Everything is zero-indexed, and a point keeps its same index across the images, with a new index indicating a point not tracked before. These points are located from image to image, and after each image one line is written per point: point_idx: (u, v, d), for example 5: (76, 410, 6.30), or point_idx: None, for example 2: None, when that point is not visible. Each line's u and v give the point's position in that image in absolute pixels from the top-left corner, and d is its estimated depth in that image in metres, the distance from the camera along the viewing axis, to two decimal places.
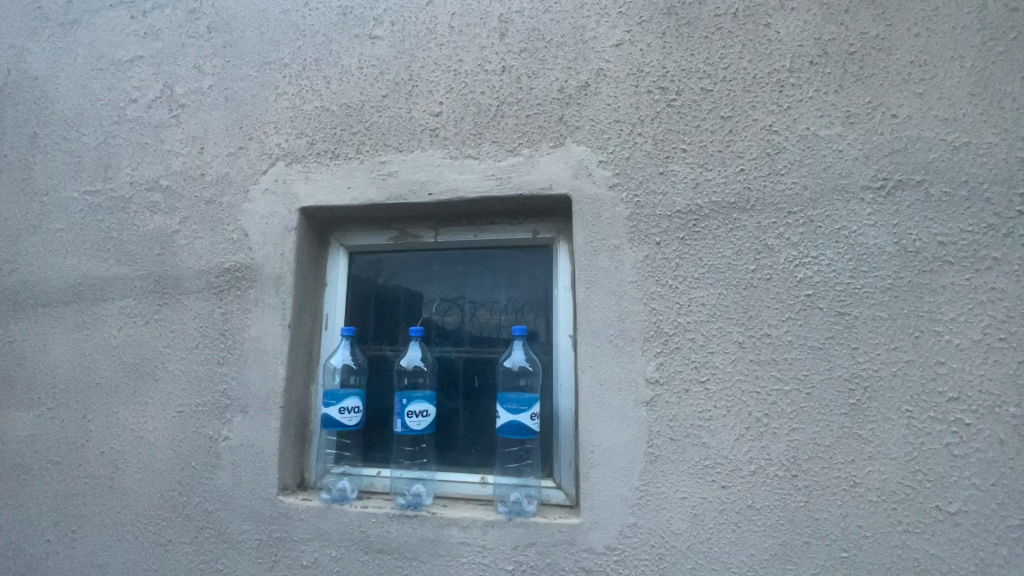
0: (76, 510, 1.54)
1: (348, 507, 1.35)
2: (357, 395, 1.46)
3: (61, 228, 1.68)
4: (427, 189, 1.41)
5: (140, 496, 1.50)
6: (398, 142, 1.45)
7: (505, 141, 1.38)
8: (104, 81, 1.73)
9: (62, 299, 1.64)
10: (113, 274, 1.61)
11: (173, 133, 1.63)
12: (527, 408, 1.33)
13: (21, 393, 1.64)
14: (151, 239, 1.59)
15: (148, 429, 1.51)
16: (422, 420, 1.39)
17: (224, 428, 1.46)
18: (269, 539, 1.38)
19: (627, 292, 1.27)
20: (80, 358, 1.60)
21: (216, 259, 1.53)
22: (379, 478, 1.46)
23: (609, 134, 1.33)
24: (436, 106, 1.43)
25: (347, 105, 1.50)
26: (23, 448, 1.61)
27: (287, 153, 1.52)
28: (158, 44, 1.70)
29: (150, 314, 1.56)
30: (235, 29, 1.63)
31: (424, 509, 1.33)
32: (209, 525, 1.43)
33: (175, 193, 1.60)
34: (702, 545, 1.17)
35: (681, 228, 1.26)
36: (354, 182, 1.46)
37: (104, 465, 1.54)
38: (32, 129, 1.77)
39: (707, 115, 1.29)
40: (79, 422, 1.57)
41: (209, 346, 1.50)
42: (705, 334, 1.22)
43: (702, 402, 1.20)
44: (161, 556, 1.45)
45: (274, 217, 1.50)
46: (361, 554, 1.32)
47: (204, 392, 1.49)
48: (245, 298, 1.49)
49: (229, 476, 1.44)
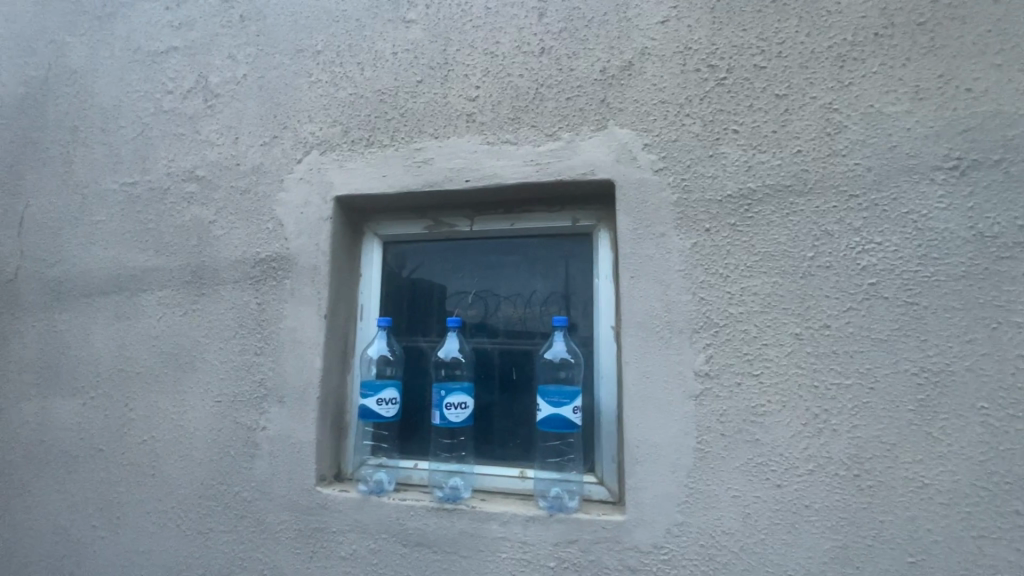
0: (119, 497, 1.57)
1: (386, 500, 1.34)
2: (394, 386, 1.45)
3: (101, 220, 1.71)
4: (463, 176, 1.37)
5: (180, 484, 1.51)
6: (433, 128, 1.41)
7: (544, 125, 1.33)
8: (140, 73, 1.73)
9: (104, 290, 1.66)
10: (151, 264, 1.62)
11: (209, 124, 1.63)
12: (569, 401, 1.29)
13: (66, 382, 1.67)
14: (188, 230, 1.60)
15: (187, 418, 1.52)
16: (461, 413, 1.37)
17: (262, 418, 1.46)
18: (307, 530, 1.38)
19: (674, 281, 1.22)
20: (120, 348, 1.62)
21: (252, 249, 1.52)
22: (416, 470, 1.44)
23: (654, 116, 1.26)
24: (472, 90, 1.39)
25: (381, 91, 1.47)
26: (69, 436, 1.64)
27: (321, 142, 1.50)
28: (192, 35, 1.69)
29: (188, 305, 1.56)
30: (268, 17, 1.61)
31: (463, 502, 1.31)
32: (247, 515, 1.44)
33: (210, 183, 1.59)
34: (756, 546, 1.11)
35: (732, 214, 1.19)
36: (389, 170, 1.43)
37: (146, 453, 1.56)
38: (73, 123, 1.79)
39: (761, 93, 1.21)
40: (121, 411, 1.60)
41: (246, 336, 1.50)
42: (759, 325, 1.16)
43: (755, 396, 1.14)
44: (202, 543, 1.47)
45: (309, 206, 1.48)
46: (399, 547, 1.30)
47: (242, 382, 1.49)
48: (282, 288, 1.48)
49: (267, 466, 1.44)
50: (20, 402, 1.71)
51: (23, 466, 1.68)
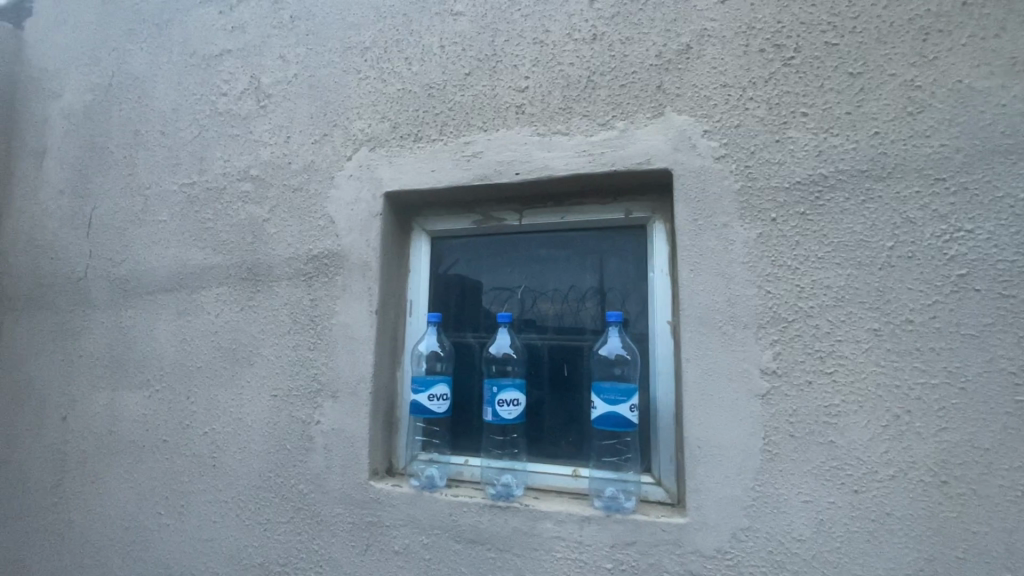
0: (182, 487, 1.63)
1: (438, 496, 1.34)
2: (445, 381, 1.44)
3: (162, 220, 1.77)
4: (514, 169, 1.34)
5: (240, 475, 1.55)
6: (482, 121, 1.39)
7: (597, 114, 1.29)
8: (197, 76, 1.79)
9: (166, 287, 1.73)
10: (209, 262, 1.67)
11: (262, 123, 1.66)
12: (625, 399, 1.25)
13: (132, 375, 1.74)
14: (244, 228, 1.64)
15: (245, 412, 1.57)
16: (513, 409, 1.36)
17: (316, 413, 1.48)
18: (361, 523, 1.39)
19: (738, 273, 1.15)
20: (182, 343, 1.68)
21: (304, 246, 1.55)
22: (467, 466, 1.44)
23: (714, 101, 1.20)
24: (522, 81, 1.36)
25: (429, 86, 1.46)
26: (136, 426, 1.72)
27: (370, 138, 1.51)
28: (245, 37, 1.73)
29: (244, 301, 1.61)
30: (317, 16, 1.63)
31: (516, 500, 1.29)
32: (304, 507, 1.46)
33: (264, 182, 1.63)
34: (830, 554, 1.05)
35: (802, 202, 1.12)
36: (438, 165, 1.42)
37: (207, 445, 1.61)
38: (135, 127, 1.87)
39: (832, 73, 1.14)
40: (183, 403, 1.66)
41: (300, 332, 1.53)
42: (832, 321, 1.09)
43: (829, 396, 1.07)
44: (260, 533, 1.51)
45: (359, 203, 1.49)
46: (453, 543, 1.30)
47: (296, 376, 1.52)
48: (333, 285, 1.50)
49: (322, 459, 1.46)
50: (91, 394, 1.81)
51: (94, 455, 1.77)
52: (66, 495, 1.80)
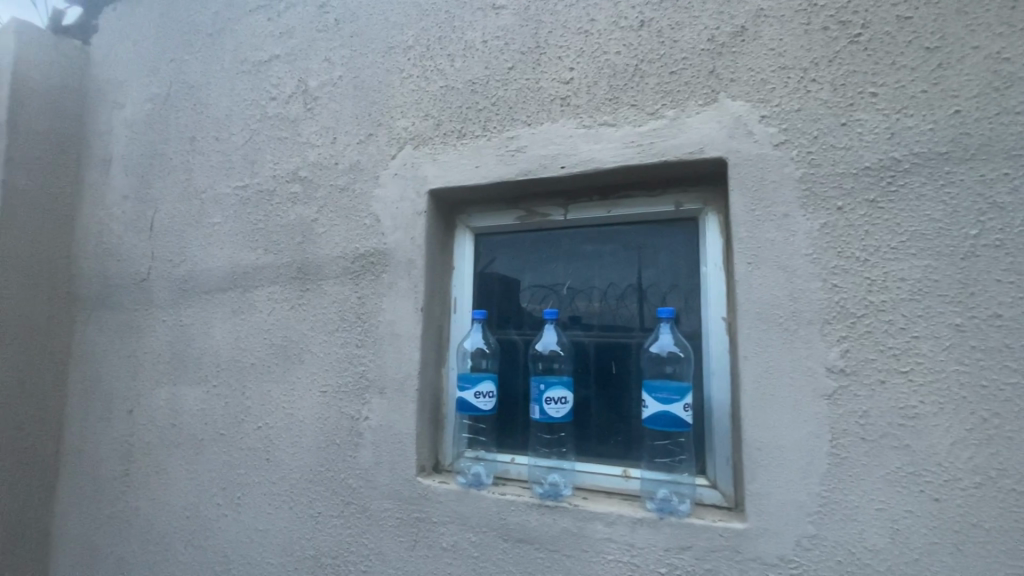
0: (239, 479, 1.69)
1: (485, 493, 1.33)
2: (490, 379, 1.44)
3: (217, 222, 1.84)
4: (559, 163, 1.32)
5: (292, 469, 1.60)
6: (526, 115, 1.37)
7: (645, 103, 1.25)
8: (248, 83, 1.85)
9: (221, 287, 1.80)
10: (261, 262, 1.73)
11: (309, 126, 1.70)
12: (679, 398, 1.20)
13: (192, 371, 1.82)
14: (293, 228, 1.68)
15: (296, 407, 1.61)
16: (561, 408, 1.34)
17: (365, 409, 1.50)
18: (409, 519, 1.40)
19: (800, 266, 1.09)
20: (237, 340, 1.74)
21: (351, 245, 1.57)
22: (513, 465, 1.42)
23: (772, 84, 1.14)
24: (566, 72, 1.34)
25: (471, 82, 1.45)
26: (195, 420, 1.80)
27: (414, 137, 1.51)
28: (292, 42, 1.77)
29: (294, 300, 1.65)
30: (360, 18, 1.65)
31: (564, 500, 1.27)
32: (353, 502, 1.49)
33: (312, 183, 1.66)
34: (907, 566, 0.97)
35: (871, 189, 1.05)
36: (481, 161, 1.41)
37: (261, 438, 1.66)
38: (191, 134, 1.95)
39: (905, 49, 1.06)
40: (238, 399, 1.72)
41: (348, 329, 1.55)
42: (907, 316, 1.01)
43: (905, 397, 1.00)
44: (312, 526, 1.55)
45: (404, 202, 1.50)
46: (501, 541, 1.29)
47: (345, 373, 1.54)
48: (380, 282, 1.52)
49: (370, 455, 1.48)
50: (155, 389, 1.90)
51: (158, 447, 1.87)
52: (133, 484, 1.90)
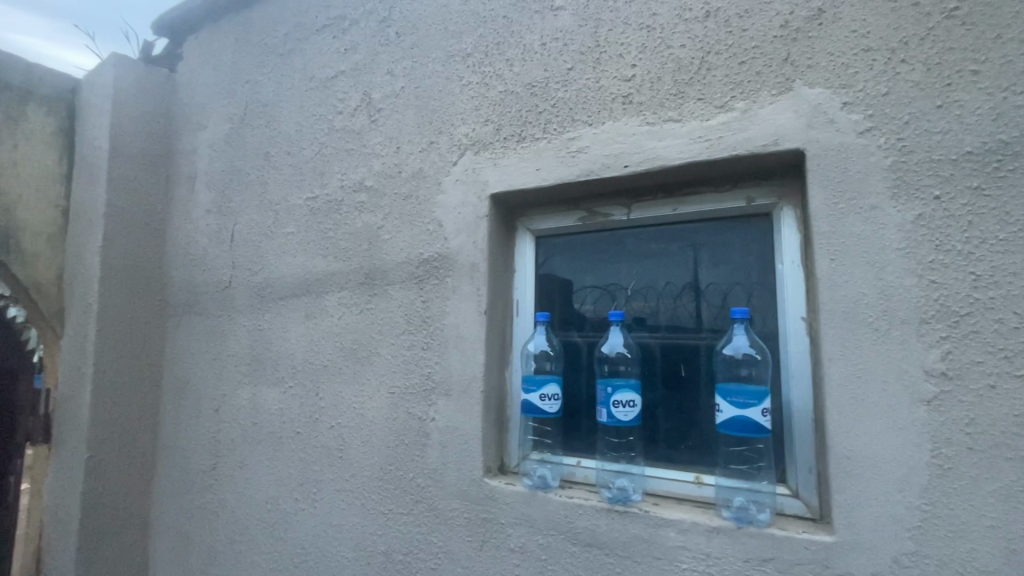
0: (314, 475, 1.78)
1: (553, 496, 1.32)
2: (555, 381, 1.43)
3: (290, 232, 1.95)
4: (622, 162, 1.29)
5: (364, 466, 1.66)
6: (588, 114, 1.35)
7: (713, 96, 1.20)
8: (316, 99, 1.95)
9: (295, 293, 1.90)
10: (332, 269, 1.81)
11: (374, 137, 1.76)
12: (756, 402, 1.15)
13: (270, 372, 1.94)
14: (361, 235, 1.75)
15: (366, 408, 1.67)
16: (629, 411, 1.31)
17: (431, 410, 1.54)
18: (477, 519, 1.42)
19: (892, 262, 1.01)
20: (310, 343, 1.83)
21: (415, 251, 1.62)
22: (580, 468, 1.41)
23: (855, 68, 1.07)
24: (628, 69, 1.31)
25: (531, 85, 1.45)
26: (274, 419, 1.91)
27: (475, 142, 1.54)
28: (356, 57, 1.85)
29: (363, 304, 1.71)
30: (420, 29, 1.70)
31: (634, 505, 1.24)
32: (422, 500, 1.53)
33: (378, 192, 1.73)
34: None
35: (974, 176, 0.96)
36: (542, 164, 1.41)
37: (334, 437, 1.74)
38: (266, 149, 2.08)
39: (1011, 21, 0.97)
40: (313, 399, 1.81)
41: (414, 332, 1.60)
42: (1020, 314, 0.92)
43: (1019, 403, 0.91)
44: (383, 523, 1.60)
45: (466, 207, 1.53)
46: (569, 545, 1.28)
47: (412, 375, 1.59)
48: (444, 286, 1.55)
49: (437, 456, 1.51)
50: (237, 389, 2.03)
51: (240, 443, 2.00)
52: (219, 477, 2.05)
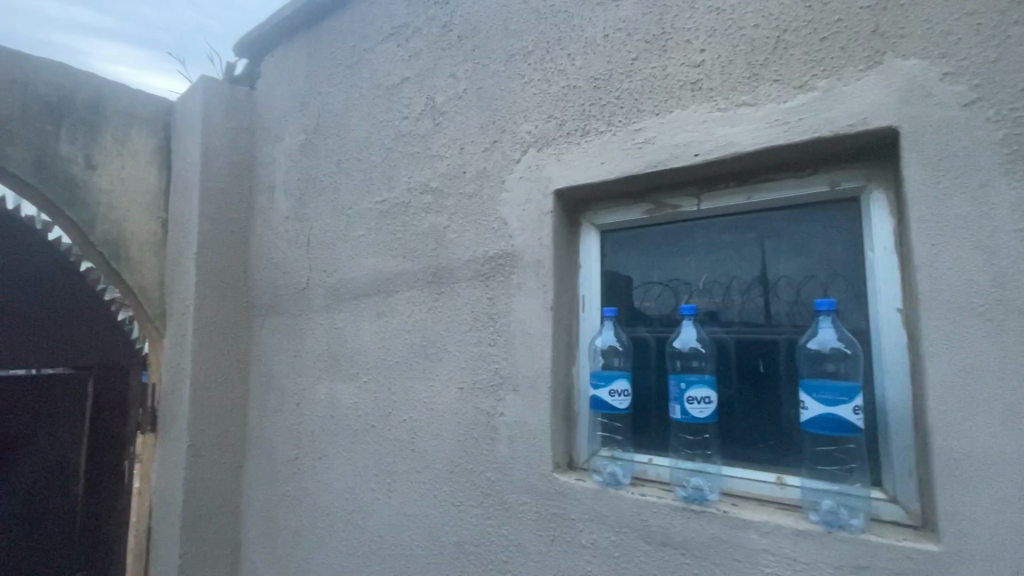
0: (388, 467, 1.85)
1: (624, 493, 1.31)
2: (625, 376, 1.42)
3: (361, 234, 2.04)
4: (692, 150, 1.25)
5: (435, 459, 1.71)
6: (654, 104, 1.32)
7: (791, 76, 1.14)
8: (383, 105, 2.03)
9: (367, 292, 1.99)
10: (401, 269, 1.88)
11: (438, 139, 1.81)
12: (847, 399, 1.08)
13: (345, 368, 2.04)
14: (428, 235, 1.81)
15: (436, 402, 1.72)
16: (704, 408, 1.27)
17: (499, 405, 1.56)
18: (547, 514, 1.43)
19: (1006, 244, 0.92)
20: (382, 340, 1.92)
21: (481, 249, 1.65)
22: (652, 465, 1.38)
23: (956, 35, 0.99)
24: (696, 55, 1.27)
25: (593, 78, 1.44)
26: (350, 412, 2.01)
27: (538, 139, 1.54)
28: (420, 63, 1.91)
29: (431, 302, 1.77)
30: (481, 31, 1.73)
31: (712, 505, 1.20)
32: (492, 493, 1.55)
33: (443, 193, 1.78)
34: None
35: None
36: (607, 157, 1.39)
37: (406, 430, 1.81)
38: (337, 157, 2.19)
39: None
40: (386, 393, 1.89)
41: (481, 328, 1.63)
42: None
43: None
44: (455, 514, 1.64)
45: (530, 204, 1.54)
46: (642, 543, 1.26)
47: (480, 371, 1.62)
48: (509, 283, 1.57)
49: (506, 450, 1.53)
50: (316, 384, 2.16)
51: (320, 435, 2.12)
52: (301, 467, 2.18)
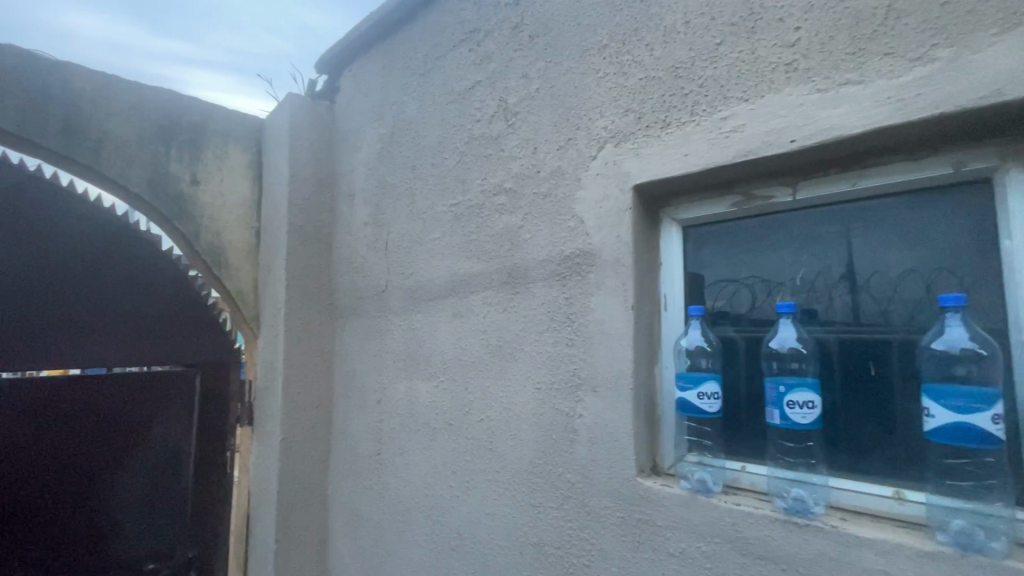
0: (466, 465, 1.88)
1: (716, 501, 1.24)
2: (714, 379, 1.35)
3: (437, 237, 2.10)
4: (788, 137, 1.17)
5: (513, 459, 1.72)
6: (743, 90, 1.25)
7: (906, 48, 1.03)
8: (456, 110, 2.07)
9: (443, 294, 2.04)
10: (476, 270, 1.91)
11: (511, 140, 1.82)
12: (984, 407, 0.96)
13: (423, 368, 2.10)
14: (503, 236, 1.82)
15: (514, 402, 1.73)
16: (808, 413, 1.17)
17: (578, 406, 1.54)
18: (631, 519, 1.38)
19: None
20: (459, 341, 1.95)
21: (557, 248, 1.63)
22: (745, 473, 1.31)
23: None
24: (791, 34, 1.19)
25: (674, 67, 1.38)
26: (428, 410, 2.06)
27: (615, 134, 1.51)
28: (491, 66, 1.93)
29: (507, 302, 1.78)
30: (553, 29, 1.71)
31: (818, 518, 1.10)
32: (572, 496, 1.53)
33: (517, 193, 1.78)
34: None
35: None
36: (690, 149, 1.33)
37: (484, 430, 1.83)
38: (412, 163, 2.26)
39: None
40: (463, 393, 1.92)
41: (558, 328, 1.61)
42: None
43: None
44: (534, 515, 1.64)
45: (607, 200, 1.50)
46: (738, 556, 1.18)
47: (557, 371, 1.60)
48: (587, 282, 1.54)
49: (586, 452, 1.51)
50: (395, 383, 2.24)
51: (399, 432, 2.19)
52: (383, 462, 2.27)
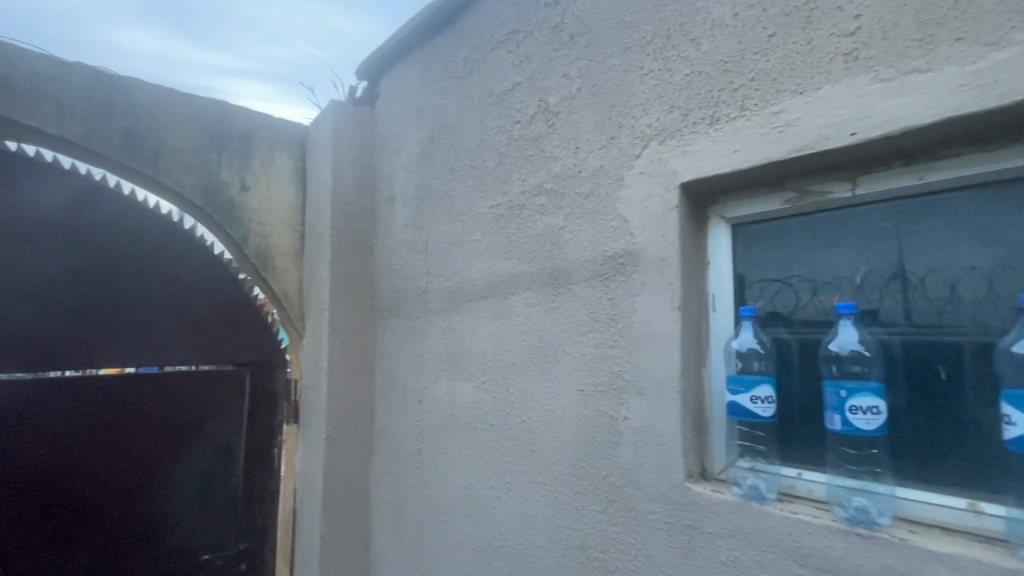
0: (508, 466, 1.88)
1: (771, 509, 1.20)
2: (768, 382, 1.30)
3: (477, 238, 2.11)
4: (847, 130, 1.12)
5: (556, 461, 1.71)
6: (797, 82, 1.20)
7: (980, 33, 0.97)
8: (495, 112, 2.07)
9: (483, 295, 2.05)
10: (516, 271, 1.91)
11: (552, 140, 1.81)
12: None
13: (464, 368, 2.12)
14: (544, 237, 1.81)
15: (555, 404, 1.72)
16: (872, 419, 1.12)
17: (623, 409, 1.51)
18: (680, 525, 1.35)
19: None
20: (499, 341, 1.96)
21: (600, 248, 1.61)
22: (802, 481, 1.26)
23: None
24: (850, 23, 1.14)
25: (722, 61, 1.35)
26: (469, 411, 2.08)
27: (659, 132, 1.48)
28: (531, 67, 1.93)
29: (548, 303, 1.77)
30: (594, 27, 1.70)
31: (883, 530, 1.05)
32: (617, 500, 1.51)
33: (558, 194, 1.77)
34: None
35: None
36: (741, 144, 1.29)
37: (525, 431, 1.82)
38: (452, 166, 2.28)
39: None
40: (504, 394, 1.92)
41: (601, 329, 1.59)
42: None
43: None
44: (577, 517, 1.62)
45: (652, 199, 1.48)
46: (795, 566, 1.14)
47: (601, 373, 1.59)
48: (631, 282, 1.52)
49: (631, 455, 1.48)
50: (436, 383, 2.26)
51: (440, 432, 2.22)
52: (424, 461, 2.30)
